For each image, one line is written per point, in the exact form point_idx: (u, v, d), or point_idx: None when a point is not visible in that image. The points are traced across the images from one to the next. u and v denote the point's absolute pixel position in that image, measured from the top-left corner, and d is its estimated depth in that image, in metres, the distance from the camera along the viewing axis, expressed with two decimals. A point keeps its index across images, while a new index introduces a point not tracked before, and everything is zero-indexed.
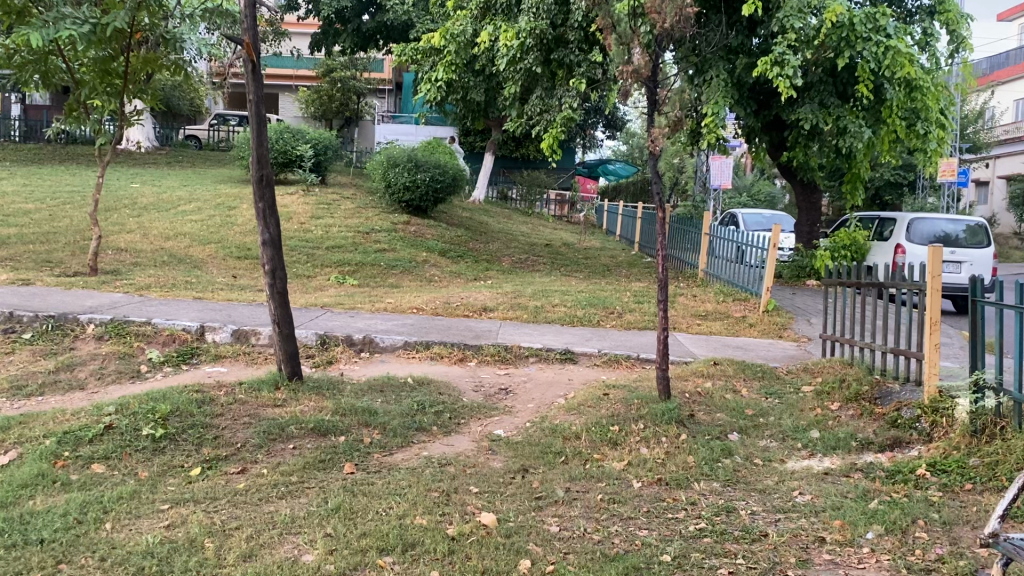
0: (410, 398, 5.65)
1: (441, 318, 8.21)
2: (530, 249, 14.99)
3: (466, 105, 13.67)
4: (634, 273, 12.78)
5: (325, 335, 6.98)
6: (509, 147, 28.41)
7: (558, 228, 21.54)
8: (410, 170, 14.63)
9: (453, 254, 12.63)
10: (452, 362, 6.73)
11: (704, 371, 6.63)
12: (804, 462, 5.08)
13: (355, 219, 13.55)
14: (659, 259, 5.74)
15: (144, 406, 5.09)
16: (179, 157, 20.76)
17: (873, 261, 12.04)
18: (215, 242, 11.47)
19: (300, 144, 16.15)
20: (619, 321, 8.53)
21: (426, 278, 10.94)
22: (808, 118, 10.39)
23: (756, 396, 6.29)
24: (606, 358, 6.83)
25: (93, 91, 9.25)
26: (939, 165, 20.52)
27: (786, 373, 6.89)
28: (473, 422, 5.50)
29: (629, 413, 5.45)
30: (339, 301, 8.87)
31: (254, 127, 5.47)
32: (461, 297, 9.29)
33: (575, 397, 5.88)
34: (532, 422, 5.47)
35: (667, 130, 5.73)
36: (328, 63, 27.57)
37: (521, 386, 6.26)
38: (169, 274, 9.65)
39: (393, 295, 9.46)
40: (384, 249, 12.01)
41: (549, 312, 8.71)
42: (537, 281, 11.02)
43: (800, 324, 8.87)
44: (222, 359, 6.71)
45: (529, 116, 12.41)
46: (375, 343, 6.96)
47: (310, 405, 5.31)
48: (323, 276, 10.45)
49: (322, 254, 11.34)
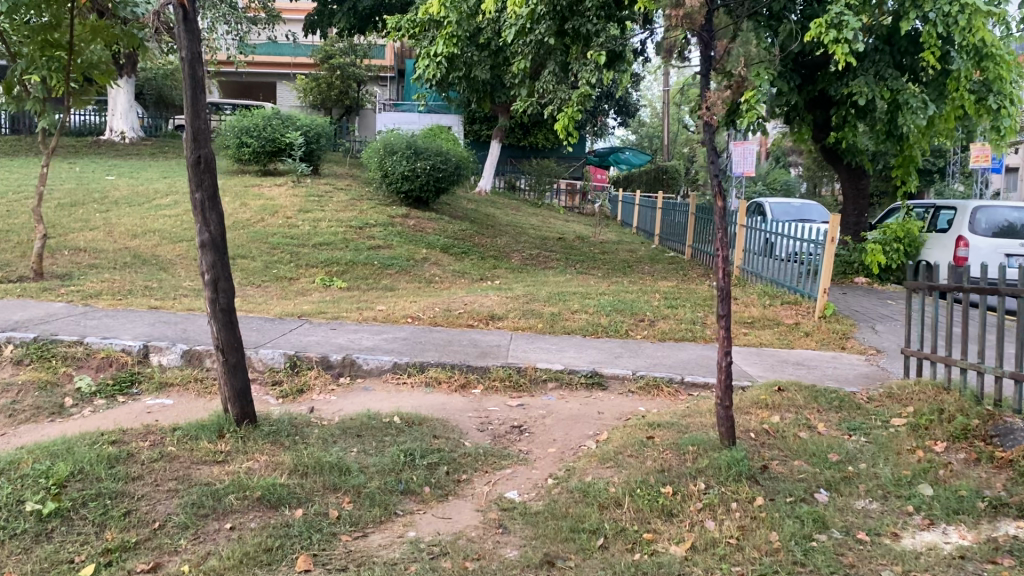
0: (396, 445, 4.33)
1: (440, 330, 6.89)
2: (541, 243, 13.66)
3: (470, 83, 12.45)
4: (659, 270, 11.44)
5: (296, 356, 5.67)
6: (517, 134, 27.00)
7: (570, 220, 20.20)
8: (409, 158, 13.31)
9: (457, 250, 11.31)
10: (452, 391, 5.41)
11: (767, 400, 5.31)
12: (925, 537, 3.76)
13: (348, 211, 12.24)
14: (717, 263, 4.37)
15: (37, 467, 3.78)
16: (165, 147, 19.53)
17: (929, 257, 10.59)
18: (188, 240, 10.19)
19: (289, 131, 14.80)
20: (651, 330, 7.21)
21: (426, 278, 9.64)
22: (863, 92, 8.99)
23: (836, 434, 4.96)
24: (642, 382, 5.52)
25: (31, 65, 7.81)
26: (973, 150, 19.05)
27: (865, 398, 5.55)
28: (479, 479, 4.19)
29: (684, 466, 4.15)
30: (320, 309, 7.55)
31: (187, 92, 4.16)
32: (465, 302, 7.97)
33: (609, 441, 4.56)
34: (556, 479, 4.15)
35: (728, 91, 4.32)
36: (326, 48, 26.27)
37: (539, 422, 4.95)
38: (127, 278, 8.37)
39: (387, 301, 8.13)
40: (378, 245, 10.69)
41: (568, 319, 7.39)
42: (551, 282, 9.71)
43: (864, 334, 7.51)
44: (168, 388, 5.45)
45: (542, 94, 11.03)
46: (357, 365, 5.65)
47: (261, 462, 4.00)
48: (308, 278, 9.14)
49: (308, 252, 10.05)
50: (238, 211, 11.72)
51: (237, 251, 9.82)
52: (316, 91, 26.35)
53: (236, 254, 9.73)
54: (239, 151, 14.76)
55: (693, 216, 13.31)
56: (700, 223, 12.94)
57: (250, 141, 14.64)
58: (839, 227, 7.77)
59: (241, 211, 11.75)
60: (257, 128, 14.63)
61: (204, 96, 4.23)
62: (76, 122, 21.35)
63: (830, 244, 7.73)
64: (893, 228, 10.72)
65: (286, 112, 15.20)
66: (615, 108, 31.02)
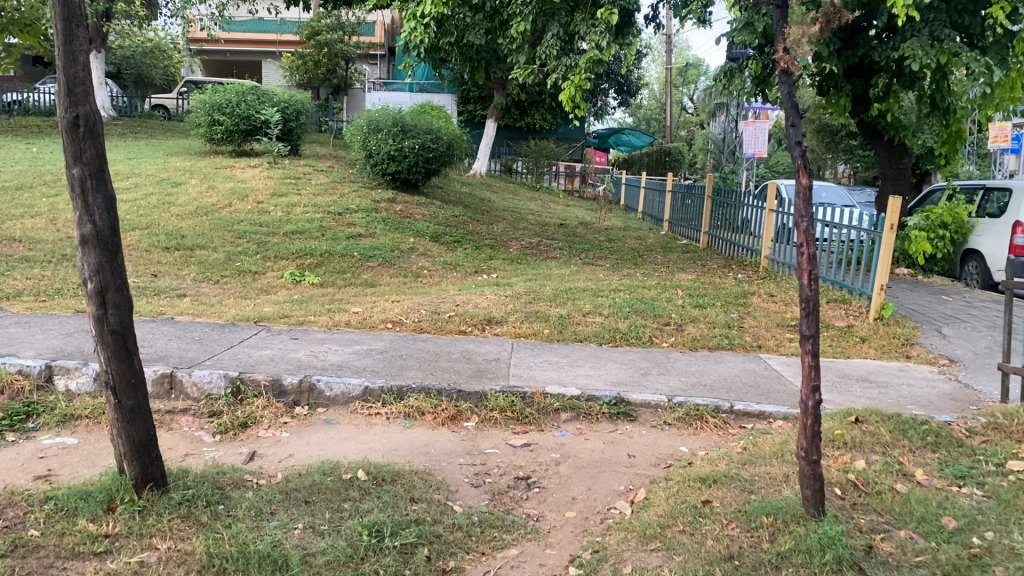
0: (356, 518, 3.11)
1: (426, 339, 5.68)
2: (540, 230, 12.45)
3: (461, 51, 11.17)
4: (675, 260, 10.22)
5: (240, 380, 4.46)
6: (513, 115, 25.67)
7: (570, 204, 18.95)
8: (395, 136, 12.03)
9: (448, 238, 10.10)
10: (438, 426, 4.22)
11: (844, 438, 4.12)
12: None
13: (327, 195, 10.98)
14: (800, 266, 3.15)
15: None
16: (136, 125, 18.19)
17: (980, 246, 9.31)
18: (141, 228, 8.92)
19: (265, 108, 13.46)
20: (681, 336, 6.02)
21: (412, 272, 8.42)
22: (917, 55, 7.77)
23: (942, 486, 3.75)
24: (681, 412, 4.34)
25: None
26: (992, 129, 17.73)
27: (965, 430, 4.33)
28: (474, 569, 2.97)
29: (764, 552, 2.94)
30: (281, 312, 6.31)
31: (58, 23, 2.89)
32: (457, 301, 6.74)
33: (651, 506, 3.36)
34: (581, 570, 2.95)
35: (813, 26, 3.12)
36: (312, 24, 24.75)
37: (551, 472, 3.74)
38: (60, 274, 7.13)
39: (363, 302, 6.90)
40: (358, 234, 9.44)
41: (579, 324, 6.17)
42: (556, 275, 8.49)
43: (931, 339, 6.32)
44: (73, 424, 4.24)
45: (544, 60, 9.74)
46: (317, 391, 4.45)
47: (161, 554, 2.79)
48: (275, 272, 7.91)
49: (278, 241, 8.81)
50: (203, 196, 10.46)
51: (195, 241, 8.57)
52: (302, 69, 25.03)
53: (194, 244, 8.47)
54: (210, 129, 13.47)
55: (708, 200, 12.08)
56: (717, 208, 11.72)
57: (222, 119, 13.34)
58: (899, 212, 6.55)
59: (207, 195, 10.48)
60: (229, 104, 13.30)
61: (82, 29, 2.96)
62: (46, 102, 20.05)
63: (888, 231, 6.49)
64: (940, 214, 9.57)
65: (262, 87, 13.88)
66: (615, 86, 29.62)
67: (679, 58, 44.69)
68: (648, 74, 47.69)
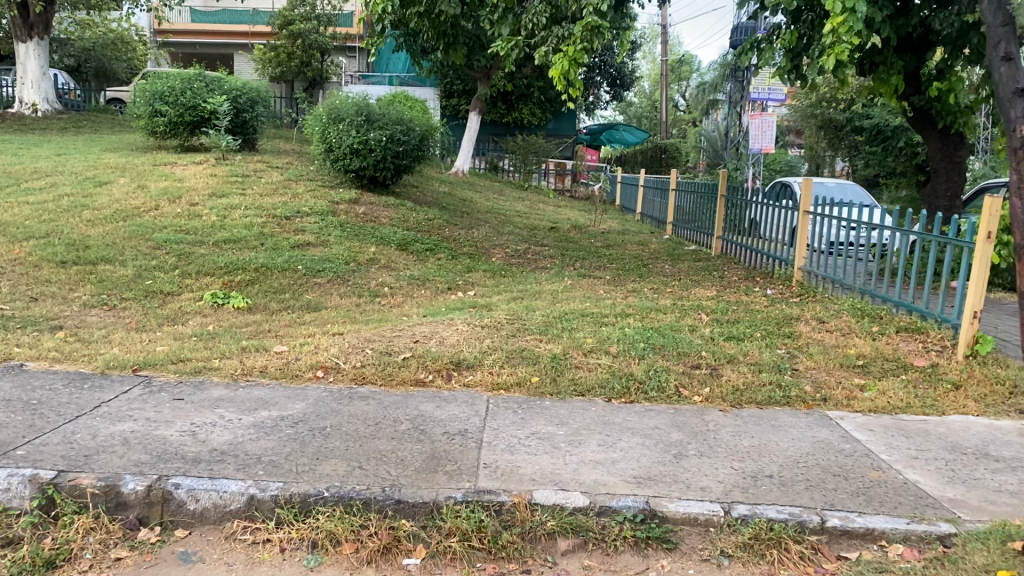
0: None
1: (368, 394, 4.08)
2: (529, 235, 10.86)
3: (434, 28, 9.57)
4: (685, 272, 8.65)
5: (53, 486, 2.85)
6: (499, 109, 24.11)
7: (561, 205, 17.41)
8: (359, 127, 10.41)
9: (419, 246, 8.49)
10: (362, 566, 2.63)
11: None
12: None
13: (276, 195, 9.38)
14: None
15: None
16: (82, 119, 16.47)
17: None
18: (37, 237, 7.27)
19: (213, 96, 11.80)
20: (717, 385, 4.43)
21: (369, 289, 6.83)
22: None
23: None
24: (747, 536, 2.77)
25: None
26: None
27: None
28: None
29: None
30: (176, 353, 4.68)
31: None
32: (419, 334, 5.14)
33: None
34: None
35: None
36: (285, 14, 22.91)
37: None
38: None
39: (294, 335, 5.27)
40: (307, 242, 7.83)
41: (578, 368, 4.57)
42: (547, 293, 6.91)
43: None
44: None
45: (531, 29, 8.14)
46: (176, 504, 2.86)
47: None
48: (194, 291, 6.30)
49: (205, 252, 7.19)
50: (128, 197, 8.82)
51: (102, 252, 6.95)
52: (275, 61, 23.25)
53: (99, 257, 6.84)
54: (152, 121, 11.79)
55: (719, 198, 10.47)
56: (730, 209, 10.11)
57: (164, 109, 11.67)
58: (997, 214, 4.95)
59: (132, 196, 8.83)
60: (173, 92, 11.68)
61: None
62: None
63: (984, 243, 4.89)
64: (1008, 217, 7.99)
65: (211, 74, 12.25)
66: (608, 79, 28.16)
67: (675, 54, 43.35)
68: (641, 70, 46.22)
